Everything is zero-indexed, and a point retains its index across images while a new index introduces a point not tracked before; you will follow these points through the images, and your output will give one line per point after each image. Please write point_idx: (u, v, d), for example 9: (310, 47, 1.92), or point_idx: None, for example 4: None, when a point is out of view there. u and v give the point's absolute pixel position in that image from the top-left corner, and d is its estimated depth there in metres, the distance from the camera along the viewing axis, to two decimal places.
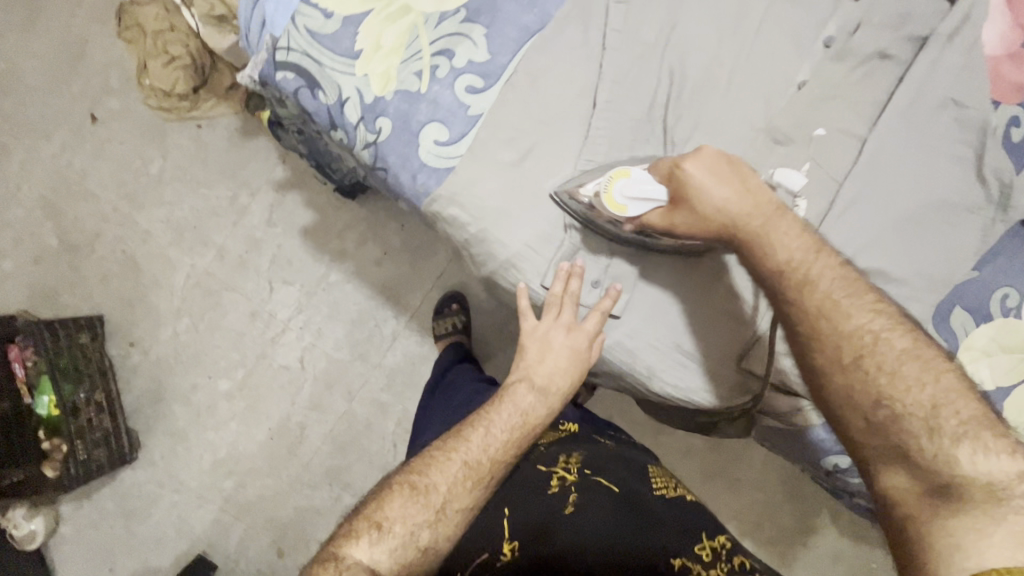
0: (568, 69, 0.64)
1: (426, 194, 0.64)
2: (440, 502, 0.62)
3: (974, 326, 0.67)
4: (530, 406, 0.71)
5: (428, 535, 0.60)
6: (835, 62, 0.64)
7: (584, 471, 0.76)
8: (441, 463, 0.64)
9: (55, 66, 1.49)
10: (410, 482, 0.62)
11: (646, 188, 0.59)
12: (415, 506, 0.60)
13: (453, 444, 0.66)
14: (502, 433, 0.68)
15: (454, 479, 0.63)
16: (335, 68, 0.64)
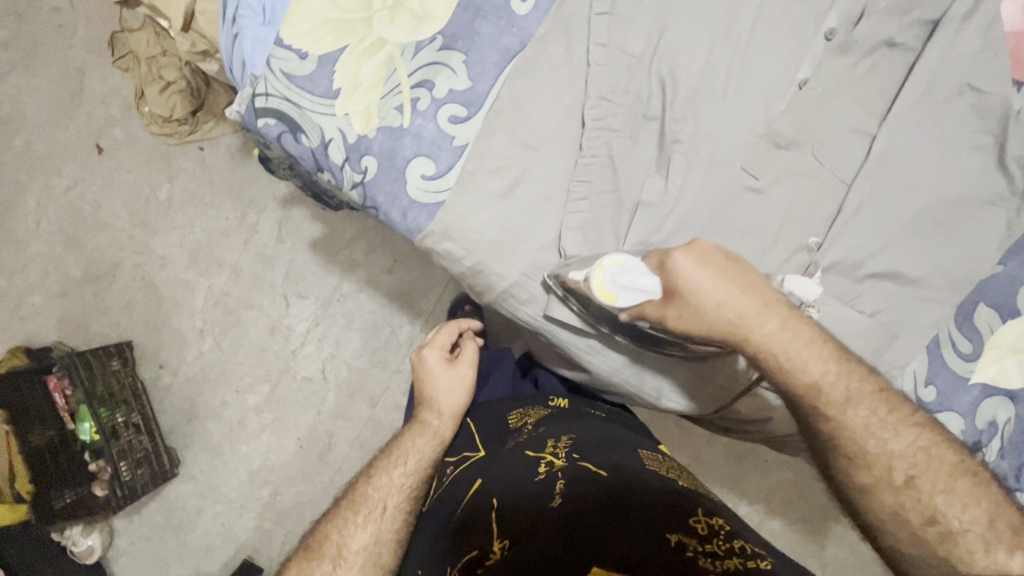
0: (553, 90, 0.62)
1: (417, 230, 0.63)
2: (338, 551, 0.66)
3: (998, 323, 0.64)
4: (413, 443, 0.75)
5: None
6: (837, 56, 0.60)
7: (571, 454, 0.65)
8: (337, 520, 0.68)
9: (57, 101, 1.51)
10: (306, 551, 0.66)
11: (643, 283, 0.55)
12: (315, 561, 0.65)
13: (346, 501, 0.70)
14: (400, 476, 0.72)
15: (347, 525, 0.68)
16: (315, 112, 0.63)
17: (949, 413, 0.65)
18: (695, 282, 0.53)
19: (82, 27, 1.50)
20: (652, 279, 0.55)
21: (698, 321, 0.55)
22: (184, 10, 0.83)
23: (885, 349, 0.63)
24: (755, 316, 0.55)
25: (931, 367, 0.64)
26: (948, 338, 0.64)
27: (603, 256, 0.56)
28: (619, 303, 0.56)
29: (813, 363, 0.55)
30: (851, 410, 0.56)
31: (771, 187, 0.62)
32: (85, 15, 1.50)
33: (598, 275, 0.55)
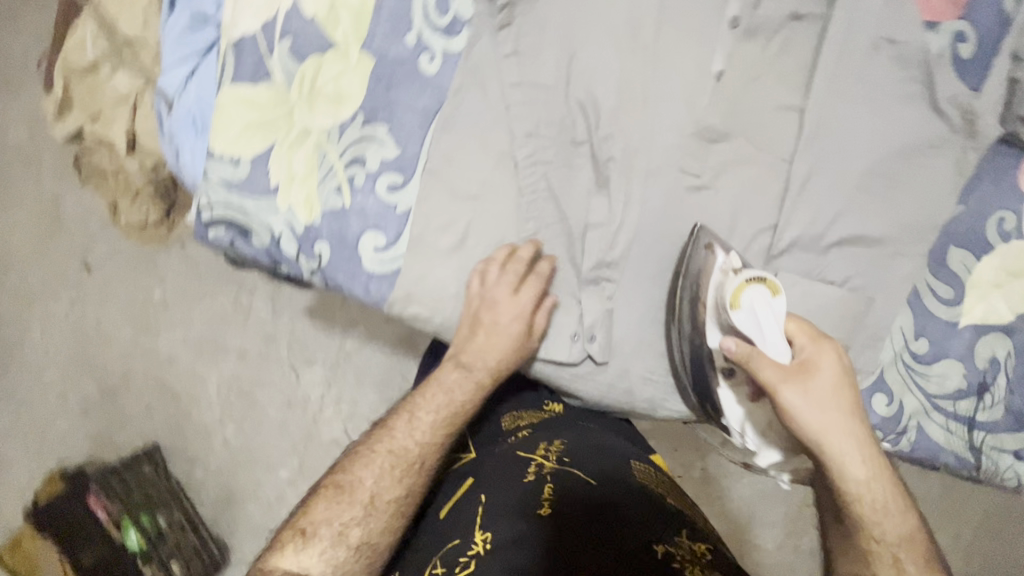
0: (481, 137, 0.63)
1: (383, 300, 0.64)
2: (367, 490, 0.63)
3: (974, 261, 0.63)
4: (454, 386, 0.66)
5: (358, 532, 0.62)
6: (746, 41, 0.60)
7: (564, 458, 0.67)
8: (368, 460, 0.65)
9: (39, 232, 1.56)
10: (335, 483, 0.64)
11: (771, 332, 0.55)
12: (340, 505, 0.63)
13: (376, 442, 0.66)
14: (435, 423, 0.66)
15: (378, 473, 0.64)
16: (259, 212, 0.64)
17: (946, 361, 0.64)
18: (818, 407, 0.53)
19: (46, 157, 1.55)
20: (783, 346, 0.55)
21: (810, 435, 0.53)
22: (126, 133, 0.86)
23: (864, 314, 0.63)
24: (847, 452, 0.54)
25: (916, 319, 0.64)
26: (926, 286, 0.63)
27: (769, 274, 0.57)
28: (730, 310, 0.57)
29: (867, 484, 0.55)
30: (859, 502, 0.55)
31: (713, 181, 0.62)
32: (47, 145, 1.55)
33: (750, 280, 0.56)
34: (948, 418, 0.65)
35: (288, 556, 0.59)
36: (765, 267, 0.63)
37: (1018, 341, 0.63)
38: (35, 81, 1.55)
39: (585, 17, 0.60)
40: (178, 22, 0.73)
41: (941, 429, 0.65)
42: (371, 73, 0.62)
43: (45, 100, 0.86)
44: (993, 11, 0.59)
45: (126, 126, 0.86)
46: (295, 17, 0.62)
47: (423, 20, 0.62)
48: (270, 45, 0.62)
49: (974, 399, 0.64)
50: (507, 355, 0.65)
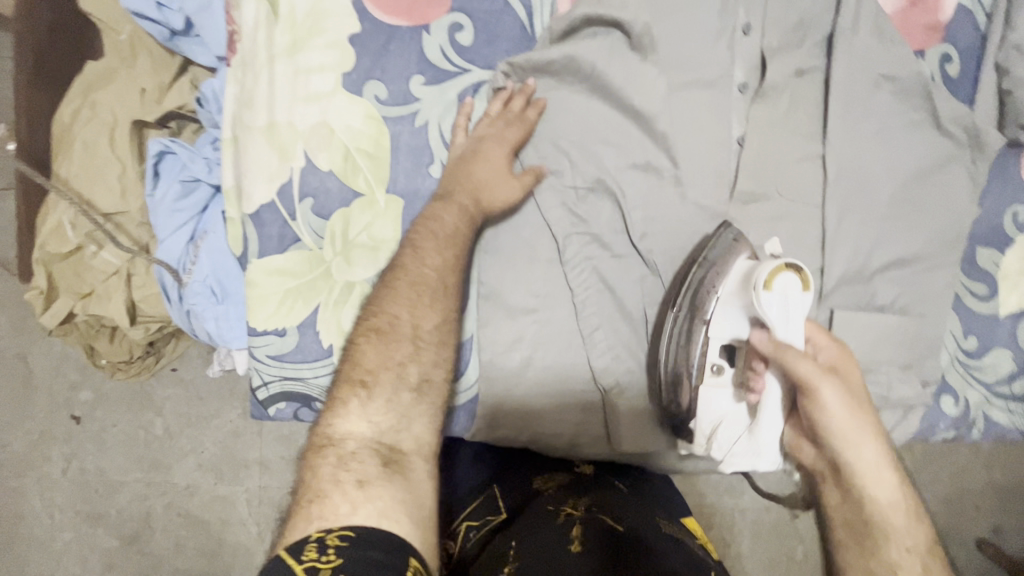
0: (526, 252, 0.63)
1: (465, 429, 0.65)
2: (412, 327, 0.49)
3: (1001, 256, 0.67)
4: (452, 220, 0.55)
5: (417, 369, 0.48)
6: (759, 103, 0.62)
7: (593, 509, 0.56)
8: (389, 291, 0.51)
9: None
10: (371, 328, 0.49)
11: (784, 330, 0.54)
12: (392, 349, 0.48)
13: (390, 277, 0.52)
14: (450, 249, 0.54)
15: (412, 303, 0.50)
16: (318, 377, 0.62)
17: (995, 350, 0.69)
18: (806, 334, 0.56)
19: None
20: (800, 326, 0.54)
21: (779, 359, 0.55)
22: (125, 306, 0.78)
23: (919, 330, 0.66)
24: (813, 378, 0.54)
25: (962, 320, 0.68)
26: (963, 289, 0.67)
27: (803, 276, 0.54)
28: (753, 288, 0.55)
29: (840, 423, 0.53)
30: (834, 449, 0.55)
31: (758, 239, 0.64)
32: None
33: (786, 265, 0.54)
34: (1007, 400, 0.69)
35: (340, 421, 0.44)
36: (820, 307, 0.65)
37: None
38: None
39: (598, 109, 0.61)
40: (168, 190, 0.69)
41: (1004, 412, 0.69)
42: (402, 213, 0.60)
43: (27, 293, 0.78)
44: (970, 30, 0.63)
45: (124, 299, 0.78)
46: (312, 175, 0.59)
47: (443, 151, 0.60)
48: (291, 209, 0.59)
49: None
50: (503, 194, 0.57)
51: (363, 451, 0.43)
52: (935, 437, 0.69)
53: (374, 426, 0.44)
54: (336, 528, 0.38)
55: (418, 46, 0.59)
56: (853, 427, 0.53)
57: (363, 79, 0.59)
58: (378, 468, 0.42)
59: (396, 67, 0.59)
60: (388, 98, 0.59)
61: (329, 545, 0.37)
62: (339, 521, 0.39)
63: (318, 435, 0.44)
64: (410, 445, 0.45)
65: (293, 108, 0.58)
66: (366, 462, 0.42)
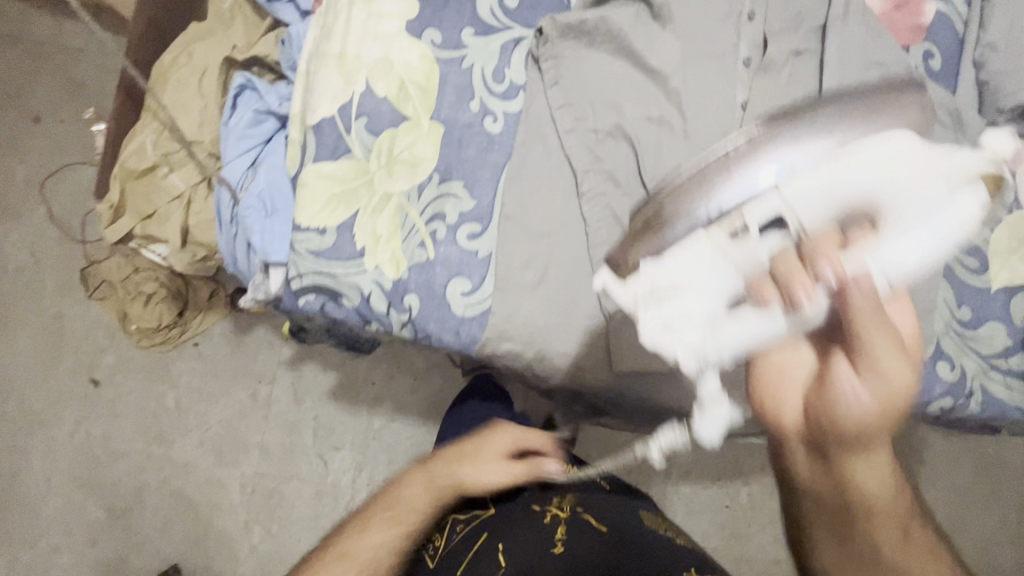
0: (547, 184, 0.70)
1: (474, 343, 0.68)
2: (381, 519, 0.73)
3: (991, 232, 0.71)
4: (425, 483, 0.76)
5: (388, 543, 0.71)
6: (761, 76, 0.71)
7: (575, 507, 0.76)
8: (394, 500, 0.75)
9: (35, 343, 1.27)
10: (362, 524, 0.73)
11: (870, 253, 0.52)
12: (374, 539, 0.71)
13: (386, 497, 0.76)
14: (428, 484, 0.76)
15: (412, 519, 0.73)
16: (348, 275, 0.68)
17: (990, 323, 0.71)
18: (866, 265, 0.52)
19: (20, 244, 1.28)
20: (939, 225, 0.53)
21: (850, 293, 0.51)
22: (180, 229, 0.88)
23: (913, 292, 0.69)
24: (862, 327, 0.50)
25: (954, 291, 0.71)
26: (955, 261, 0.71)
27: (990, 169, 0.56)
28: (950, 179, 0.55)
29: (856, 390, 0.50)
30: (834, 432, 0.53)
31: None
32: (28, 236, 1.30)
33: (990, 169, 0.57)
34: (1005, 374, 0.71)
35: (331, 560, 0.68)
36: None
37: None
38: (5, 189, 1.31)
39: (620, 68, 0.71)
40: (242, 118, 0.80)
41: (1002, 385, 0.71)
42: (442, 138, 0.69)
43: (99, 207, 0.88)
44: (950, 32, 0.72)
45: (181, 220, 0.87)
46: (369, 99, 0.69)
47: (483, 90, 0.70)
48: (347, 125, 0.69)
49: (1022, 353, 0.72)
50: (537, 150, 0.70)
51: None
52: (933, 404, 0.70)
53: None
54: None
55: (472, 6, 0.71)
56: (877, 390, 0.50)
57: (423, 26, 0.70)
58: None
59: (451, 20, 0.70)
60: (442, 43, 0.70)
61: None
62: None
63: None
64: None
65: (363, 44, 0.70)
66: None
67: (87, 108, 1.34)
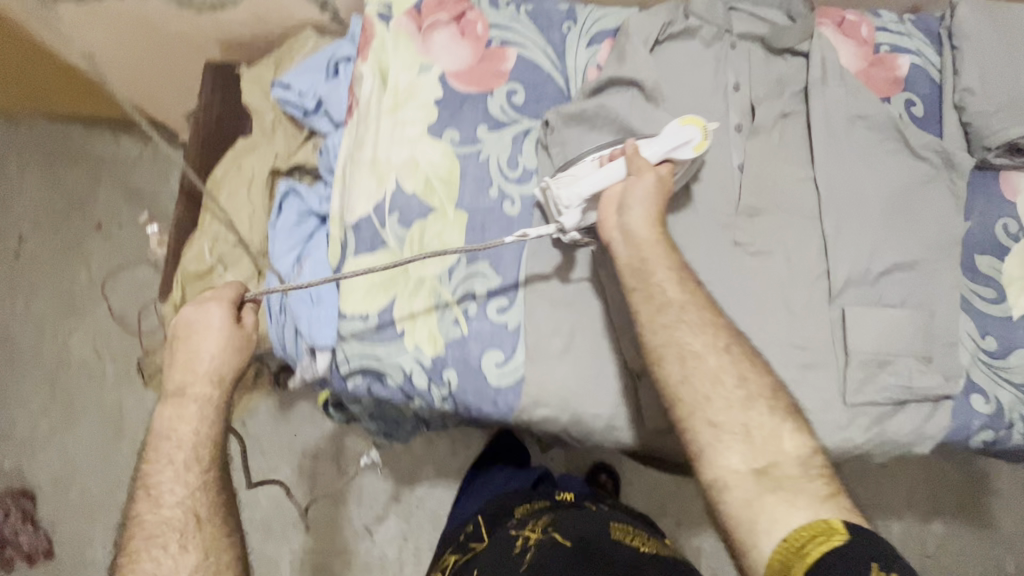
0: (567, 257, 0.76)
1: (512, 409, 0.73)
2: (152, 485, 0.63)
3: (1001, 262, 0.74)
4: (191, 435, 0.64)
5: (178, 498, 0.62)
6: (753, 139, 0.78)
7: (546, 528, 0.76)
8: (163, 461, 0.63)
9: (92, 439, 1.32)
10: (145, 490, 0.63)
11: (659, 143, 0.71)
12: (187, 470, 0.63)
13: (162, 447, 0.64)
14: (194, 428, 0.65)
15: (185, 481, 0.63)
16: (390, 355, 0.74)
17: (1019, 351, 0.72)
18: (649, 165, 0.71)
19: (74, 338, 1.35)
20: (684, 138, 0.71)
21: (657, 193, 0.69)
22: None
23: (931, 328, 0.71)
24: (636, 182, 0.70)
25: (975, 321, 0.73)
26: (971, 292, 0.73)
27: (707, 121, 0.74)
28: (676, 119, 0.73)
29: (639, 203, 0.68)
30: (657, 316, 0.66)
31: (765, 246, 0.75)
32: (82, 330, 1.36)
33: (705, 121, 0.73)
34: None
35: (161, 415, 0.65)
36: (832, 306, 0.73)
37: None
38: (72, 292, 1.37)
39: None
40: (288, 219, 0.90)
41: None
42: (467, 223, 0.77)
43: (163, 307, 0.97)
44: (927, 80, 0.78)
45: None
46: (400, 196, 0.77)
47: (500, 177, 0.78)
48: (382, 219, 0.77)
49: None
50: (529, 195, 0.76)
51: (161, 528, 0.61)
52: (975, 436, 0.70)
53: (192, 432, 0.64)
54: None
55: (484, 105, 0.80)
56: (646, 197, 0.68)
57: (443, 127, 0.79)
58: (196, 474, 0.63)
59: (468, 119, 0.79)
60: (461, 140, 0.79)
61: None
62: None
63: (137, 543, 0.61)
64: (207, 513, 0.63)
65: (391, 148, 0.79)
66: (176, 454, 0.63)
67: (143, 211, 1.41)
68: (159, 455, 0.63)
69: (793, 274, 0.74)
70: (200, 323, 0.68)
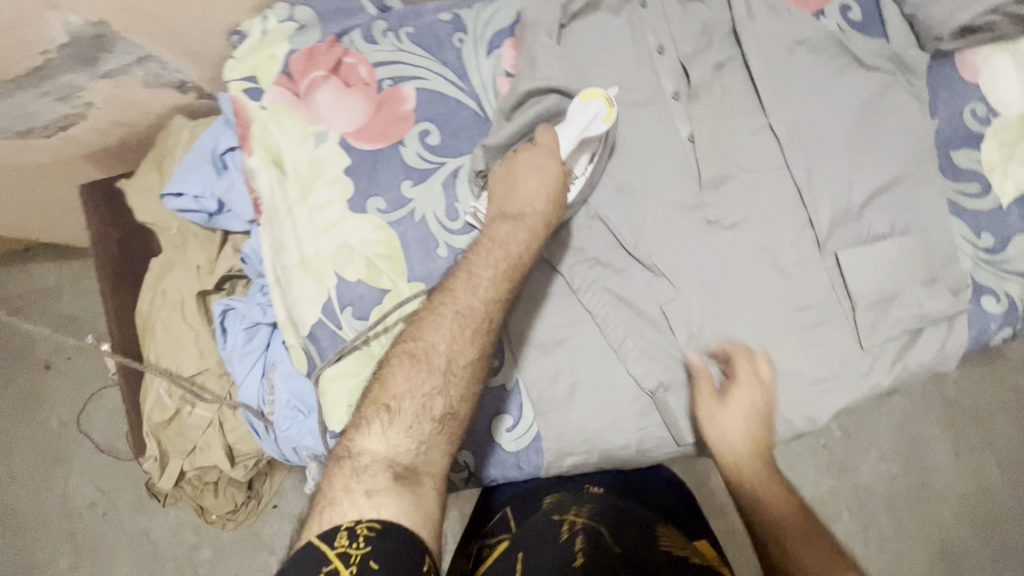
0: (542, 293, 0.70)
1: (538, 468, 0.69)
2: (387, 401, 0.52)
3: (978, 152, 0.70)
4: (468, 311, 0.56)
5: (439, 403, 0.53)
6: (695, 103, 0.71)
7: (591, 521, 0.57)
8: (433, 324, 0.55)
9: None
10: (407, 351, 0.54)
11: (570, 127, 0.66)
12: (419, 374, 0.53)
13: (436, 303, 0.57)
14: (481, 294, 0.57)
15: (449, 334, 0.55)
16: None
17: (1016, 239, 0.69)
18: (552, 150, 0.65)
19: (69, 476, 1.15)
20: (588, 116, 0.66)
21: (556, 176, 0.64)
22: (224, 450, 0.89)
23: (928, 246, 0.68)
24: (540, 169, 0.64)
25: (968, 222, 0.69)
26: (957, 193, 0.70)
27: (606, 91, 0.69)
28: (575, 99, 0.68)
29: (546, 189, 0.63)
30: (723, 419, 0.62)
31: (741, 213, 0.70)
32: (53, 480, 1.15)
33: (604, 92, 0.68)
34: None
35: (427, 307, 0.57)
36: (825, 254, 0.69)
37: None
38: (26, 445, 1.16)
39: None
40: (236, 340, 0.81)
41: None
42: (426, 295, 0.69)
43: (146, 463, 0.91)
44: None
45: (223, 442, 0.89)
46: (345, 289, 0.69)
47: (443, 233, 0.70)
48: (336, 321, 0.69)
49: None
50: (543, 190, 0.63)
51: (416, 378, 0.53)
52: (993, 338, 0.69)
53: (450, 343, 0.54)
54: (362, 523, 0.45)
55: (399, 158, 0.70)
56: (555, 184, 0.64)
57: (364, 197, 0.70)
58: (492, 290, 0.57)
59: (387, 180, 0.70)
60: (388, 207, 0.70)
61: (359, 534, 0.44)
62: (363, 520, 0.45)
63: (342, 447, 0.51)
64: (426, 460, 0.51)
65: (316, 240, 0.70)
66: (404, 403, 0.52)
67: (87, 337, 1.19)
68: (398, 379, 0.53)
69: (777, 233, 0.69)
70: (526, 163, 0.64)
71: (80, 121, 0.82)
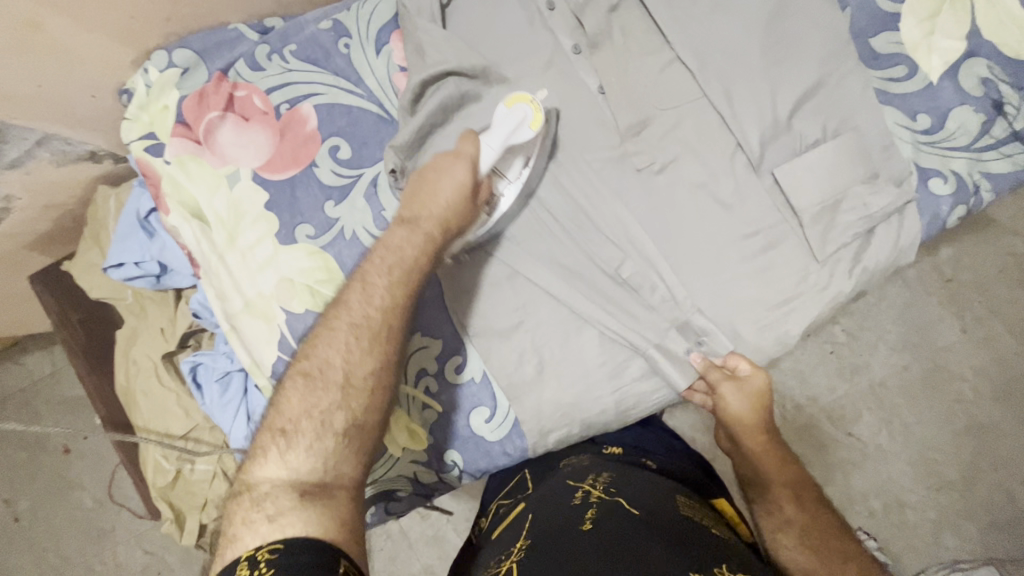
0: (490, 280, 0.69)
1: (525, 451, 0.69)
2: (287, 423, 0.50)
3: (898, 32, 0.67)
4: (362, 321, 0.55)
5: (343, 417, 0.51)
6: (598, 53, 0.69)
7: (609, 488, 0.59)
8: (327, 337, 0.54)
9: None
10: (301, 372, 0.53)
11: (495, 133, 0.65)
12: (315, 393, 0.51)
13: (330, 318, 0.55)
14: (374, 302, 0.56)
15: (345, 348, 0.53)
16: (387, 472, 0.70)
17: (953, 114, 0.67)
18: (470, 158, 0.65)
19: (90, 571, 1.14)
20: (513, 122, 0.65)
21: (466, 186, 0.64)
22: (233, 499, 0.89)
23: (863, 140, 0.66)
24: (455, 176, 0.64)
25: (901, 108, 0.67)
26: (884, 81, 0.67)
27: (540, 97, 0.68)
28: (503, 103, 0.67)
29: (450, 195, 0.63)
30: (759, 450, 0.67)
31: (669, 152, 0.68)
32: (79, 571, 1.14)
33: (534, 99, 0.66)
34: (998, 148, 0.67)
35: (318, 326, 0.56)
36: (762, 175, 0.67)
37: (988, 53, 0.67)
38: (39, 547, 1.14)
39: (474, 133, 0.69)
40: (212, 393, 0.81)
41: (1001, 160, 0.67)
42: None
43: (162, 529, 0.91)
44: None
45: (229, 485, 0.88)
46: (295, 322, 0.68)
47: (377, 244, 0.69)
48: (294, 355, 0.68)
49: (1002, 119, 0.66)
50: (457, 204, 0.63)
51: (313, 398, 0.51)
52: (950, 219, 0.67)
53: (345, 355, 0.53)
54: (267, 547, 0.42)
55: (316, 179, 0.69)
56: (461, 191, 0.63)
57: (291, 227, 0.69)
58: (389, 297, 0.57)
59: (310, 205, 0.69)
60: (317, 231, 0.69)
61: (260, 560, 0.41)
62: (265, 541, 0.43)
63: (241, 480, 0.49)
64: (328, 474, 0.49)
65: (254, 280, 0.69)
66: (302, 421, 0.50)
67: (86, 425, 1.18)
68: (291, 401, 0.51)
69: (709, 163, 0.67)
70: (436, 166, 0.64)
71: (5, 215, 0.81)
